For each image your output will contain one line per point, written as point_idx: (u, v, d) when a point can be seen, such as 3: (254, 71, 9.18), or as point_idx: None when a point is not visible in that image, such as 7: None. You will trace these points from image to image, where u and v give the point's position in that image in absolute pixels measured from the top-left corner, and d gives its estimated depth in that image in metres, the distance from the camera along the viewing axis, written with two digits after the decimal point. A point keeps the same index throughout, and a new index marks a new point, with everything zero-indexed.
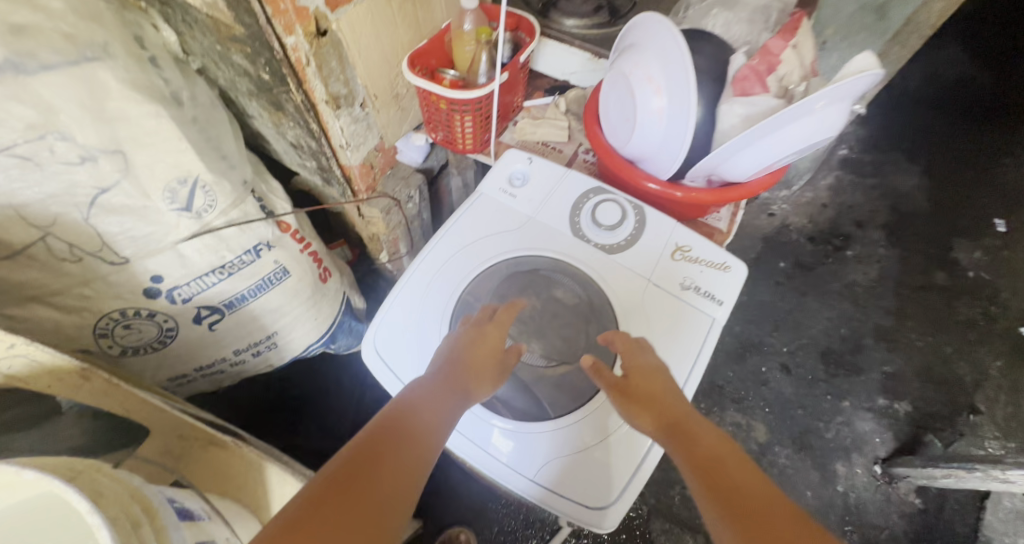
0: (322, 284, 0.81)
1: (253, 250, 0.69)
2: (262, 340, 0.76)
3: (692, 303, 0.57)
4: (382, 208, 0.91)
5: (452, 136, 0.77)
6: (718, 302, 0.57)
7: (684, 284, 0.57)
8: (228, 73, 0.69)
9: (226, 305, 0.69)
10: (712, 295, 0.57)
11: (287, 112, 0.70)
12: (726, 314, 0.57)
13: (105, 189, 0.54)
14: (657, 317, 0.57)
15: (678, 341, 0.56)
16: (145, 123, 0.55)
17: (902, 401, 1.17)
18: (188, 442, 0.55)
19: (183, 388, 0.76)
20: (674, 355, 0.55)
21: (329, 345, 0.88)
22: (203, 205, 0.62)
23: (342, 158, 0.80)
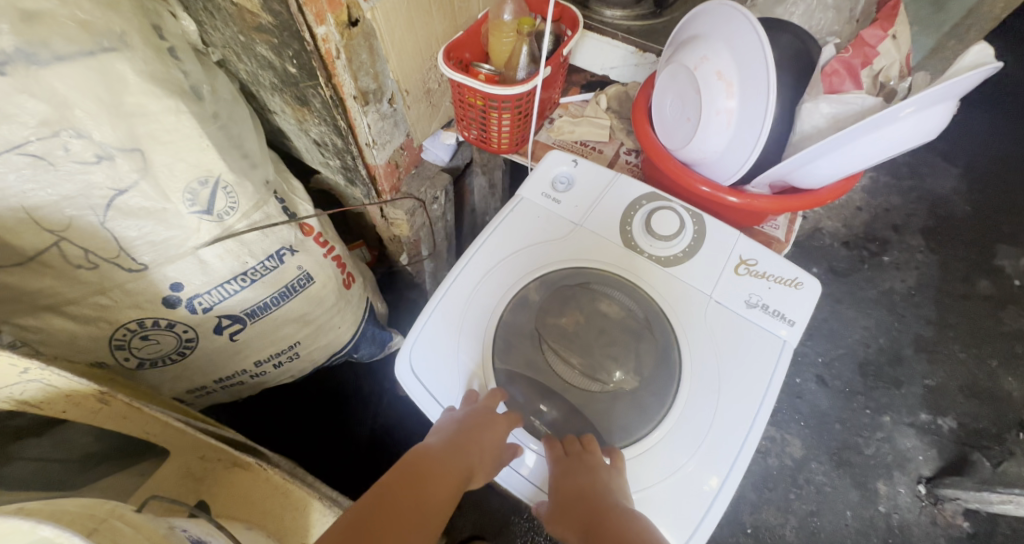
0: (347, 290, 0.77)
1: (276, 256, 0.65)
2: (284, 350, 0.72)
3: (759, 322, 0.53)
4: (406, 210, 0.88)
5: (486, 135, 0.72)
6: (787, 322, 0.53)
7: (750, 300, 0.54)
8: (250, 65, 0.65)
9: (248, 314, 0.65)
10: (782, 314, 0.53)
11: (313, 108, 0.66)
12: (798, 335, 0.53)
13: (123, 190, 0.50)
14: (721, 338, 0.53)
15: (745, 364, 0.52)
16: (165, 120, 0.50)
17: (946, 417, 1.11)
18: (211, 464, 0.51)
19: (201, 399, 0.72)
20: (741, 380, 0.51)
21: (352, 354, 0.84)
22: (224, 207, 0.58)
23: (368, 157, 0.76)
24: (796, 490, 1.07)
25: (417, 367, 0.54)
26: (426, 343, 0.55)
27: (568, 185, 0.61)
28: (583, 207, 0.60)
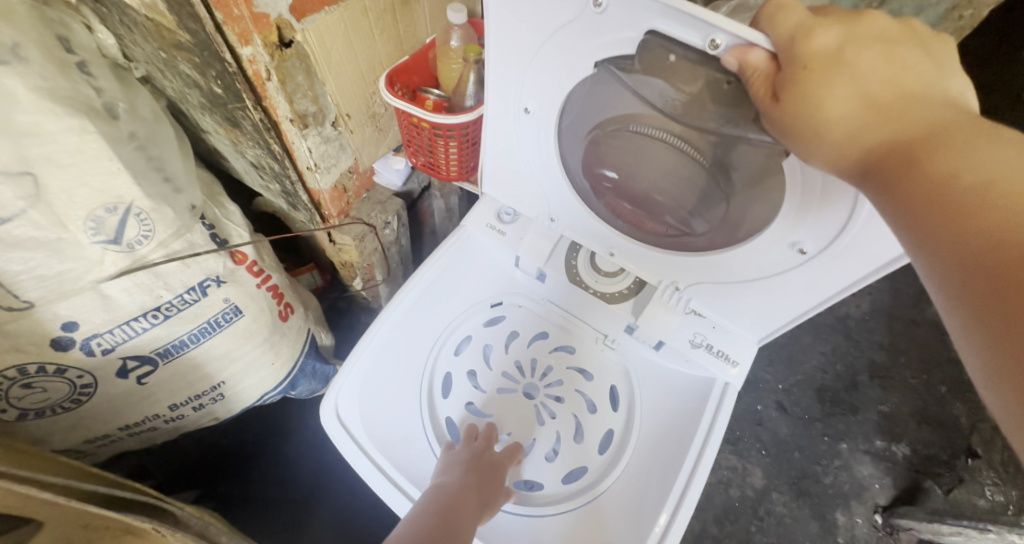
0: (282, 322, 0.71)
1: (198, 288, 0.59)
2: (206, 392, 0.66)
3: (703, 363, 0.51)
4: (354, 235, 0.84)
5: (434, 161, 0.70)
6: (732, 363, 0.50)
7: (695, 340, 0.52)
8: (176, 83, 0.60)
9: (160, 354, 0.59)
10: (725, 355, 0.50)
11: (244, 130, 0.62)
12: (743, 377, 0.50)
13: (4, 220, 0.42)
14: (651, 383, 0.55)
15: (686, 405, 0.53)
16: (67, 140, 0.45)
17: (900, 444, 1.12)
18: (96, 533, 0.45)
19: (104, 448, 0.65)
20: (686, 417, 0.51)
21: (288, 392, 0.79)
22: (135, 237, 0.52)
23: (310, 182, 0.72)
24: (757, 522, 1.06)
25: (344, 411, 0.50)
26: (358, 382, 0.51)
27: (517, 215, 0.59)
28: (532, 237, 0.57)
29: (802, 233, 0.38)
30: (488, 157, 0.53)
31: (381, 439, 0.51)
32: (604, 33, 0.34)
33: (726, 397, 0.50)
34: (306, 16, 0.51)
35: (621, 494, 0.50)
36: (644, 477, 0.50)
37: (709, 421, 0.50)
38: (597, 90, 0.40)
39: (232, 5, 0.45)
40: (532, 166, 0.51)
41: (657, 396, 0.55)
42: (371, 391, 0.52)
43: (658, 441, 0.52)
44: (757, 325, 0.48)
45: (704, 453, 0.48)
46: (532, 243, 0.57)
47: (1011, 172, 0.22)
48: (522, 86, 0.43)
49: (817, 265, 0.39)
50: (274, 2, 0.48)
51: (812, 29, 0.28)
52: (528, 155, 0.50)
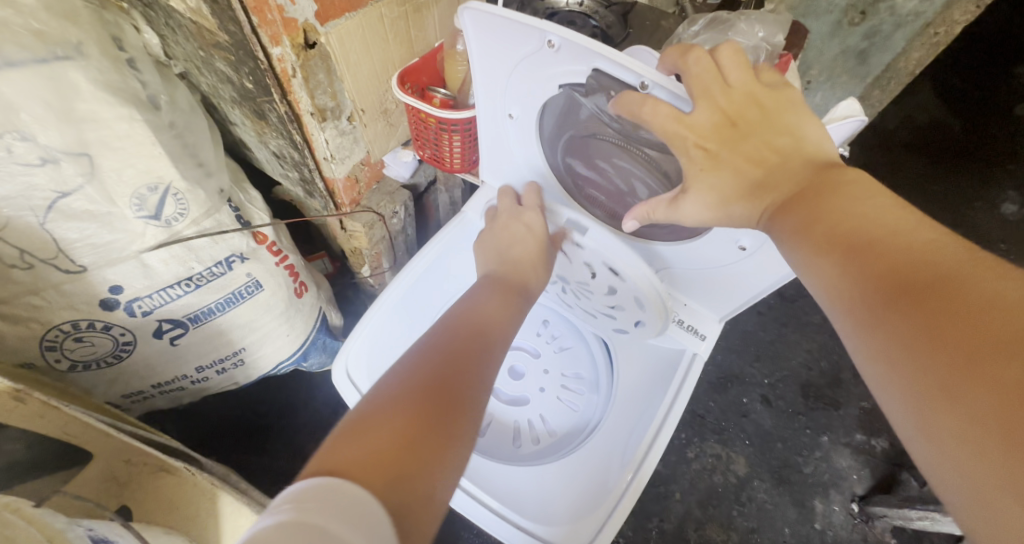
0: (297, 298, 0.78)
1: (225, 262, 0.66)
2: (228, 357, 0.72)
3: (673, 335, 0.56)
4: (365, 222, 0.90)
5: (440, 154, 0.76)
6: (700, 336, 0.56)
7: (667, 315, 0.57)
8: (211, 79, 0.67)
9: (190, 319, 0.65)
10: (695, 329, 0.56)
11: (269, 122, 0.68)
12: (709, 349, 0.55)
13: (66, 193, 0.50)
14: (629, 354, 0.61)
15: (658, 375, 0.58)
16: (117, 127, 0.52)
17: (879, 438, 1.17)
18: (136, 467, 0.52)
19: (138, 405, 0.72)
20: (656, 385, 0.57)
21: (301, 363, 0.85)
22: (173, 213, 0.59)
23: (326, 171, 0.79)
24: (738, 507, 1.11)
25: (353, 369, 0.56)
26: (366, 345, 0.58)
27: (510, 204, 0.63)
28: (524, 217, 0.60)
29: (739, 232, 0.44)
30: (484, 155, 0.60)
31: None
32: (562, 65, 0.41)
33: (692, 368, 0.56)
34: (328, 21, 0.58)
35: (594, 454, 0.56)
36: (617, 439, 0.56)
37: (675, 389, 0.55)
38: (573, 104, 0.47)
39: (266, 10, 0.52)
40: (521, 163, 0.58)
41: (632, 369, 0.60)
42: (378, 354, 0.58)
43: (632, 407, 0.57)
44: (718, 305, 0.54)
45: (669, 415, 0.53)
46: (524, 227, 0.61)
47: (850, 212, 0.30)
48: (505, 100, 0.50)
49: (756, 258, 0.46)
50: (302, 8, 0.54)
51: (716, 90, 0.36)
52: (519, 152, 0.56)
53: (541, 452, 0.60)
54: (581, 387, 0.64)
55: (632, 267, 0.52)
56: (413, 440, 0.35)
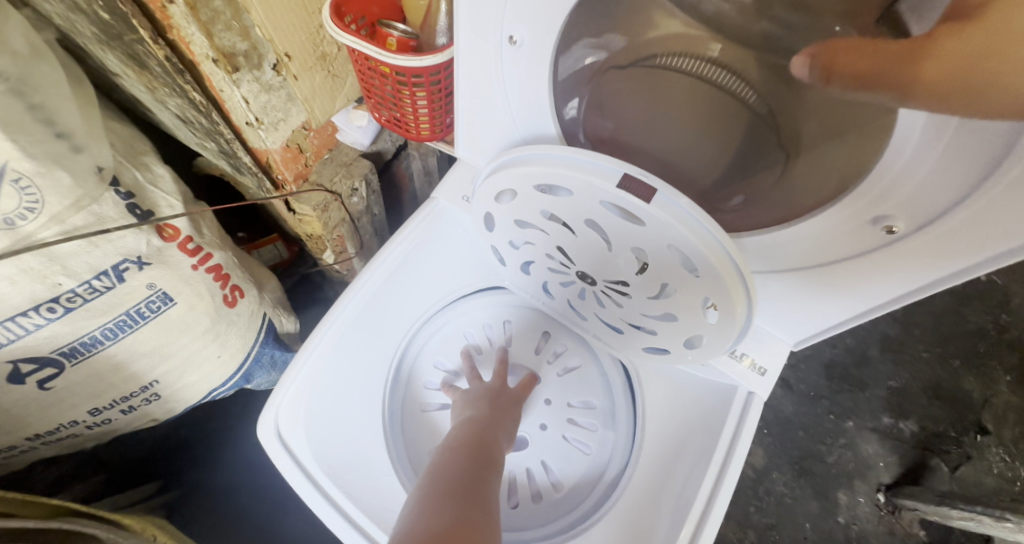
0: (230, 308, 0.61)
1: (111, 273, 0.49)
2: (137, 393, 0.57)
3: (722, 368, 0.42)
4: (316, 205, 0.71)
5: (400, 117, 0.58)
6: (760, 372, 0.42)
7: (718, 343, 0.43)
8: (59, 7, 0.46)
9: (66, 354, 0.48)
10: (752, 361, 0.42)
11: (155, 73, 0.49)
12: (768, 388, 0.42)
13: None
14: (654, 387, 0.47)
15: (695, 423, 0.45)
16: None
17: (907, 420, 1.06)
18: None
19: (18, 458, 0.56)
20: (696, 434, 0.44)
21: (245, 384, 0.70)
22: (17, 209, 0.41)
23: (253, 139, 0.60)
24: (756, 502, 1.02)
25: (287, 429, 0.44)
26: (304, 392, 0.44)
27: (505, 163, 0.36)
28: (525, 177, 0.33)
29: (887, 204, 0.28)
30: (461, 118, 0.43)
31: (329, 461, 0.45)
32: None
33: (748, 410, 0.42)
34: None
35: (613, 526, 0.44)
36: (649, 508, 0.43)
37: (727, 442, 0.42)
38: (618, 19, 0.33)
39: None
40: (517, 128, 0.41)
41: (663, 410, 0.47)
42: (317, 405, 0.45)
43: (664, 461, 0.44)
44: (792, 329, 0.40)
45: (721, 481, 0.41)
46: (525, 197, 0.35)
47: None
48: (504, 8, 0.32)
49: (883, 257, 0.31)
50: None
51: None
52: (512, 107, 0.39)
53: (538, 517, 0.48)
54: (592, 421, 0.50)
55: (724, 259, 0.29)
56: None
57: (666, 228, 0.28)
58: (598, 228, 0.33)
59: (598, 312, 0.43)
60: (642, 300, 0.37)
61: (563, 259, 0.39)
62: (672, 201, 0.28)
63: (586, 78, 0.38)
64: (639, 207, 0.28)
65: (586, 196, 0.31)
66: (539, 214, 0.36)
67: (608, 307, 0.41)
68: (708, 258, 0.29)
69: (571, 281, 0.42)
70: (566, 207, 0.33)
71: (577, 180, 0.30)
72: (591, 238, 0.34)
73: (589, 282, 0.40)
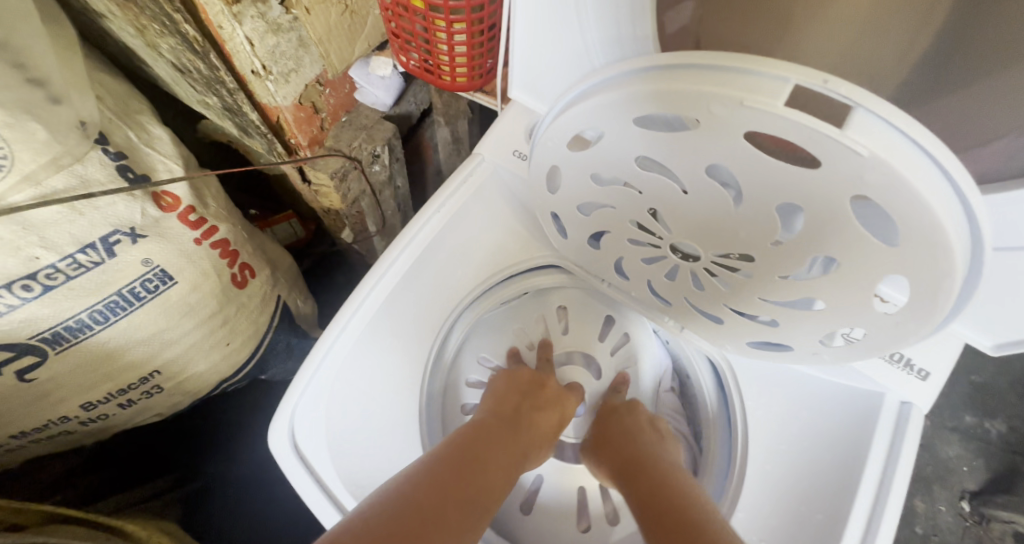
0: (240, 289, 0.54)
1: (98, 247, 0.42)
2: (137, 385, 0.50)
3: (881, 377, 0.36)
4: (333, 171, 0.63)
5: (433, 61, 0.49)
6: (923, 377, 0.35)
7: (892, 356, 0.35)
8: None
9: (51, 341, 0.42)
10: (915, 366, 0.35)
11: (141, 5, 0.41)
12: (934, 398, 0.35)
13: None
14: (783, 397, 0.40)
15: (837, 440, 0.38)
16: None
17: (995, 420, 0.94)
18: None
19: (11, 455, 0.50)
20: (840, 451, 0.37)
21: (259, 375, 0.63)
22: None
23: (259, 92, 0.52)
24: None
25: (303, 436, 0.37)
26: (325, 395, 0.38)
27: (577, 96, 0.27)
28: (617, 112, 0.24)
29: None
30: (518, 47, 0.34)
31: (355, 480, 0.38)
32: None
33: (906, 423, 0.36)
34: None
35: None
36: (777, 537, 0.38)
37: (881, 467, 0.35)
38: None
39: None
40: (594, 50, 0.31)
41: (788, 420, 0.40)
42: (341, 408, 0.38)
43: (799, 486, 0.38)
44: (988, 325, 0.33)
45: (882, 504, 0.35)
46: (610, 139, 0.26)
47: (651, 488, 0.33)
48: None
49: None
50: None
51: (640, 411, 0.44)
52: (585, 21, 0.30)
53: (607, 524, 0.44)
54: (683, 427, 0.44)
55: (953, 216, 0.19)
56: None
57: (862, 169, 0.18)
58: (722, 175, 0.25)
59: (691, 295, 0.35)
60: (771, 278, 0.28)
61: (654, 225, 0.31)
62: (879, 121, 0.18)
63: None
64: (819, 138, 0.18)
65: (725, 126, 0.21)
66: (629, 163, 0.27)
67: (709, 289, 0.33)
68: (920, 217, 0.19)
69: (659, 257, 0.33)
70: (676, 146, 0.24)
71: (716, 99, 0.20)
72: (712, 195, 0.25)
73: (686, 257, 0.32)
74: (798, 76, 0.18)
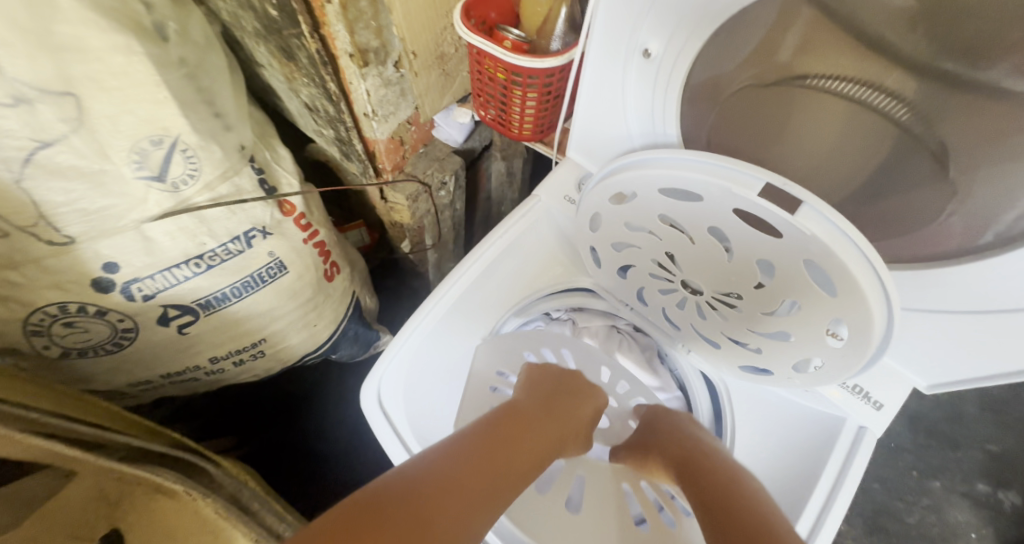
0: (327, 282, 0.67)
1: (243, 238, 0.55)
2: (247, 348, 0.63)
3: (837, 403, 0.43)
4: (408, 194, 0.76)
5: (506, 117, 0.61)
6: (875, 407, 0.42)
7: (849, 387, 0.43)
8: (231, 4, 0.53)
9: (201, 305, 0.55)
10: (869, 397, 0.42)
11: (299, 64, 0.55)
12: (884, 424, 0.42)
13: (46, 143, 0.37)
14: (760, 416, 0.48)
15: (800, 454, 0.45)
16: (113, 60, 0.37)
17: (1009, 491, 0.96)
18: (127, 487, 0.43)
19: (147, 393, 0.63)
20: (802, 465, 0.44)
21: (330, 354, 0.75)
22: (181, 176, 0.47)
23: (366, 130, 0.65)
24: None
25: (386, 399, 0.48)
26: (403, 370, 0.49)
27: (623, 166, 0.38)
28: (648, 183, 0.34)
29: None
30: (577, 122, 0.46)
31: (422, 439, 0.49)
32: None
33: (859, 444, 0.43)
34: None
35: None
36: None
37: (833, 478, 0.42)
38: (745, 45, 0.33)
39: None
40: (635, 131, 0.42)
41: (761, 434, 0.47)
42: (414, 381, 0.49)
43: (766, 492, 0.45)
44: (931, 372, 0.40)
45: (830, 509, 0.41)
46: (643, 199, 0.36)
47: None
48: (644, 19, 0.33)
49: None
50: None
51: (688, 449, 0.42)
52: (631, 112, 0.41)
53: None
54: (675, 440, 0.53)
55: (871, 278, 0.28)
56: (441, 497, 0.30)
57: (807, 241, 0.28)
58: (721, 237, 0.34)
59: (696, 324, 0.44)
60: (754, 314, 0.37)
61: (670, 264, 0.40)
62: (820, 213, 0.28)
63: (713, 94, 0.37)
64: (781, 218, 0.28)
65: (720, 201, 0.31)
66: (654, 217, 0.37)
67: (709, 318, 0.42)
68: (850, 277, 0.28)
69: (672, 289, 0.43)
70: (689, 210, 0.34)
71: (715, 187, 0.30)
72: (714, 247, 0.35)
73: (693, 292, 0.41)
74: (768, 178, 0.28)
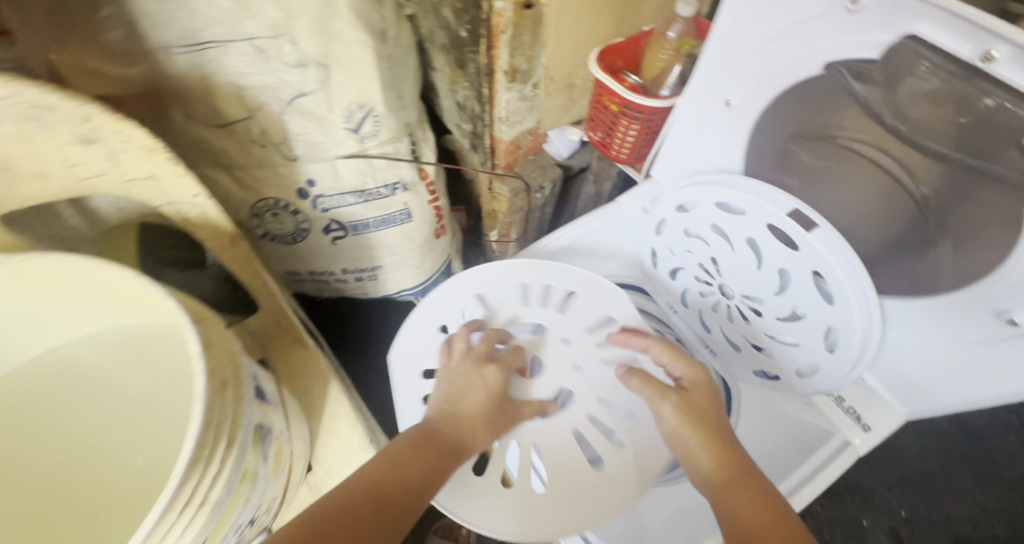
0: (435, 238, 0.85)
1: (391, 187, 0.73)
2: (366, 269, 0.82)
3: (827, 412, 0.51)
4: (512, 188, 0.93)
5: (609, 140, 0.75)
6: (863, 427, 0.49)
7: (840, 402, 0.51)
8: (432, 24, 0.72)
9: (352, 226, 0.75)
10: (859, 417, 0.50)
11: (467, 72, 0.74)
12: (868, 444, 0.49)
13: (304, 93, 0.57)
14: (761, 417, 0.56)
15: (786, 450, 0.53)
16: (354, 49, 0.57)
17: None
18: (281, 331, 0.59)
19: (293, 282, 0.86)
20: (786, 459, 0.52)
21: (417, 297, 0.93)
22: (368, 132, 0.65)
23: (496, 130, 0.82)
24: None
25: None
26: None
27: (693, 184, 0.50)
28: (709, 195, 0.46)
29: (1011, 301, 0.34)
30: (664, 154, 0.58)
31: None
32: (854, 31, 0.34)
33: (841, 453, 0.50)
34: None
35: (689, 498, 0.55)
36: None
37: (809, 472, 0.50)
38: (809, 104, 0.42)
39: None
40: (711, 163, 0.54)
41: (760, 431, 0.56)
42: None
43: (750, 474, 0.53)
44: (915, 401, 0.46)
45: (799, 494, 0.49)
46: (702, 209, 0.48)
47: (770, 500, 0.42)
48: (730, 82, 0.46)
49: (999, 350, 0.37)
50: None
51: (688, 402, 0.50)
52: (710, 149, 0.53)
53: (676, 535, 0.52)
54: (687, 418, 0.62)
55: (859, 292, 0.37)
56: (377, 492, 0.41)
57: (819, 254, 0.38)
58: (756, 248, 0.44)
59: (725, 327, 0.53)
60: (772, 319, 0.46)
61: (713, 270, 0.50)
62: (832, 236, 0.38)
63: (775, 145, 0.47)
64: (800, 232, 0.39)
65: (759, 215, 0.42)
66: (707, 225, 0.48)
67: (736, 322, 0.51)
68: (844, 288, 0.38)
69: (711, 293, 0.53)
70: (735, 221, 0.44)
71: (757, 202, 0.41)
72: (748, 255, 0.45)
73: (727, 297, 0.51)
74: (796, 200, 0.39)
